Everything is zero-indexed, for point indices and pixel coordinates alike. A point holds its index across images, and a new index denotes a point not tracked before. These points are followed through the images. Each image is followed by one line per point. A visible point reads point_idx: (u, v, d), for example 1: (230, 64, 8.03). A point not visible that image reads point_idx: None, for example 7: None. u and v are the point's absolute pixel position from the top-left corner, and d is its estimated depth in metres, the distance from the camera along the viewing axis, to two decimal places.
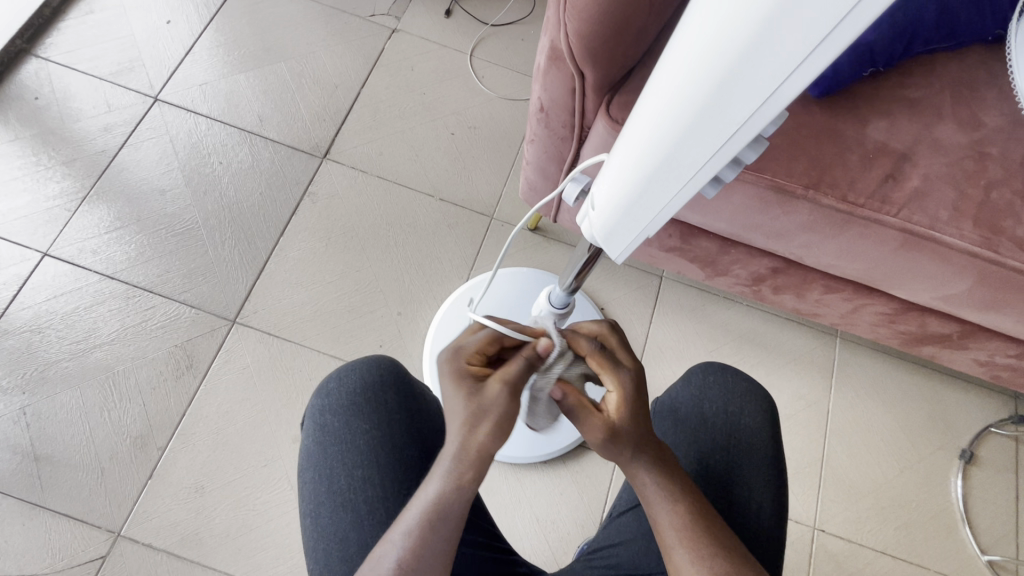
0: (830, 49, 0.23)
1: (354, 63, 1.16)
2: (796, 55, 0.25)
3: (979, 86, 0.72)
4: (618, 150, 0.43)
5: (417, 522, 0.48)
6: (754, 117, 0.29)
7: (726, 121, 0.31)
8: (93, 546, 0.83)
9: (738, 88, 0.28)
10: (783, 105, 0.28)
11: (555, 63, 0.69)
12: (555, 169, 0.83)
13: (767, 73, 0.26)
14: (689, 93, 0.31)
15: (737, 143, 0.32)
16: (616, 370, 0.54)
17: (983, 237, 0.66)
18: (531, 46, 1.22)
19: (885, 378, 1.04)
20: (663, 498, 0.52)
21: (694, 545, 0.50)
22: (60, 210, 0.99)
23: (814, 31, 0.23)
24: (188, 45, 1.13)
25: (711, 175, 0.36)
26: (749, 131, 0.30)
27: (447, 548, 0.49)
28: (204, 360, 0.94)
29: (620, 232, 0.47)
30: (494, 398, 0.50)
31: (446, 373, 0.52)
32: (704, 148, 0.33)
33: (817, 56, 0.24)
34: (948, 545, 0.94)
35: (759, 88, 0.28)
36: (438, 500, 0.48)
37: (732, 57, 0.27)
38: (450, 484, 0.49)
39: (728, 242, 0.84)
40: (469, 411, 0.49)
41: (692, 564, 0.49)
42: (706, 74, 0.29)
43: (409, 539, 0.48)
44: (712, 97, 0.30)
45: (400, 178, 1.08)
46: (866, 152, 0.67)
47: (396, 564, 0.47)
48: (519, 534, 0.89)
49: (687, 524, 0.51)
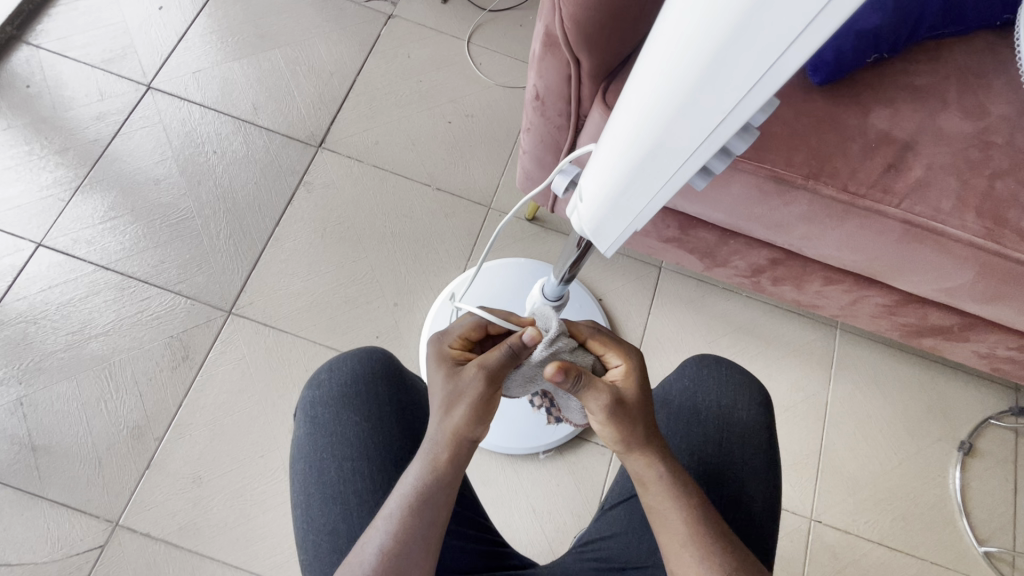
0: (817, 33, 0.23)
1: (350, 50, 1.15)
2: (782, 39, 0.24)
3: (985, 73, 0.70)
4: (605, 140, 0.42)
5: (399, 507, 0.50)
6: (740, 106, 0.28)
7: (712, 109, 0.30)
8: (92, 535, 0.84)
9: (723, 75, 0.27)
10: (770, 95, 0.27)
11: (551, 50, 0.67)
12: (551, 159, 0.82)
13: (752, 59, 0.26)
14: (674, 80, 0.30)
15: (724, 132, 0.31)
16: (624, 343, 0.56)
17: (987, 228, 0.65)
18: (529, 32, 1.20)
19: (884, 369, 1.03)
20: (670, 496, 0.52)
21: (704, 544, 0.51)
22: (54, 200, 0.99)
23: (800, 17, 0.22)
24: (181, 32, 1.12)
25: (699, 166, 0.35)
26: (737, 120, 0.30)
27: (431, 536, 0.50)
28: (200, 351, 0.94)
29: (608, 224, 0.46)
30: (470, 379, 0.51)
31: (431, 359, 0.55)
32: (692, 137, 0.32)
33: (803, 43, 0.23)
34: (945, 536, 0.94)
35: (745, 75, 0.27)
36: (418, 484, 0.51)
37: (716, 42, 0.26)
38: (429, 465, 0.51)
39: (727, 232, 0.83)
40: (449, 391, 0.52)
41: (697, 564, 0.51)
42: (691, 59, 0.28)
43: (391, 524, 0.49)
44: (697, 84, 0.29)
45: (397, 167, 1.07)
46: (869, 141, 0.66)
47: (379, 548, 0.49)
48: (515, 525, 0.89)
49: (698, 524, 0.52)
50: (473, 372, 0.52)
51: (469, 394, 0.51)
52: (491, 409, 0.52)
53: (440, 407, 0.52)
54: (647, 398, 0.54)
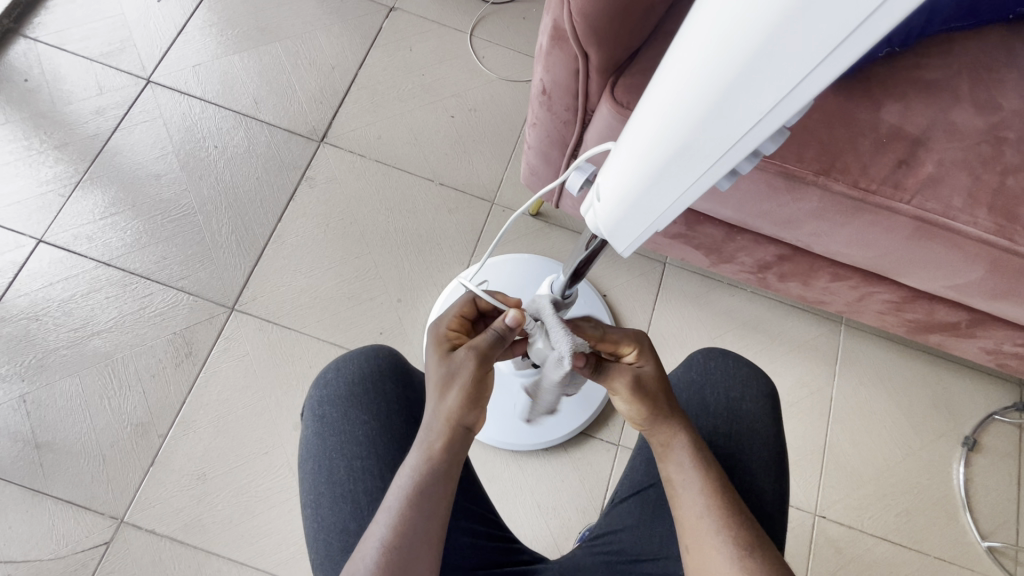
0: (871, 31, 0.22)
1: (352, 43, 1.13)
2: (831, 38, 0.23)
3: (998, 68, 0.70)
4: (626, 139, 0.41)
5: (401, 498, 0.50)
6: (778, 106, 0.28)
7: (747, 109, 0.29)
8: (97, 532, 0.84)
9: (762, 75, 0.27)
10: (811, 95, 0.26)
11: (558, 44, 0.66)
12: (557, 154, 0.81)
13: (796, 59, 0.25)
14: (707, 78, 0.30)
15: (758, 134, 0.30)
16: (629, 334, 0.55)
17: (998, 225, 0.65)
18: (533, 25, 1.19)
19: (888, 364, 1.03)
20: (687, 467, 0.53)
21: (720, 516, 0.50)
22: (54, 195, 0.98)
23: (853, 15, 0.21)
24: (180, 25, 1.10)
25: (729, 167, 0.34)
26: (773, 122, 0.29)
27: (430, 528, 0.50)
28: (203, 347, 0.93)
29: (627, 225, 0.45)
30: (461, 361, 0.52)
31: (430, 343, 0.56)
32: (723, 138, 0.32)
33: (853, 41, 0.22)
34: (949, 530, 0.94)
35: (786, 76, 0.26)
36: (418, 474, 0.50)
37: (757, 39, 0.26)
38: (426, 455, 0.51)
39: (734, 228, 0.82)
40: (441, 374, 0.52)
41: (711, 539, 0.50)
42: (728, 59, 0.28)
43: (393, 516, 0.49)
44: (733, 82, 0.28)
45: (399, 163, 1.06)
46: (880, 137, 0.65)
47: (382, 540, 0.48)
48: (521, 521, 0.89)
49: (716, 495, 0.52)
50: (464, 355, 0.52)
51: (460, 378, 0.52)
52: (484, 394, 0.53)
53: (433, 395, 0.52)
54: (662, 382, 0.55)
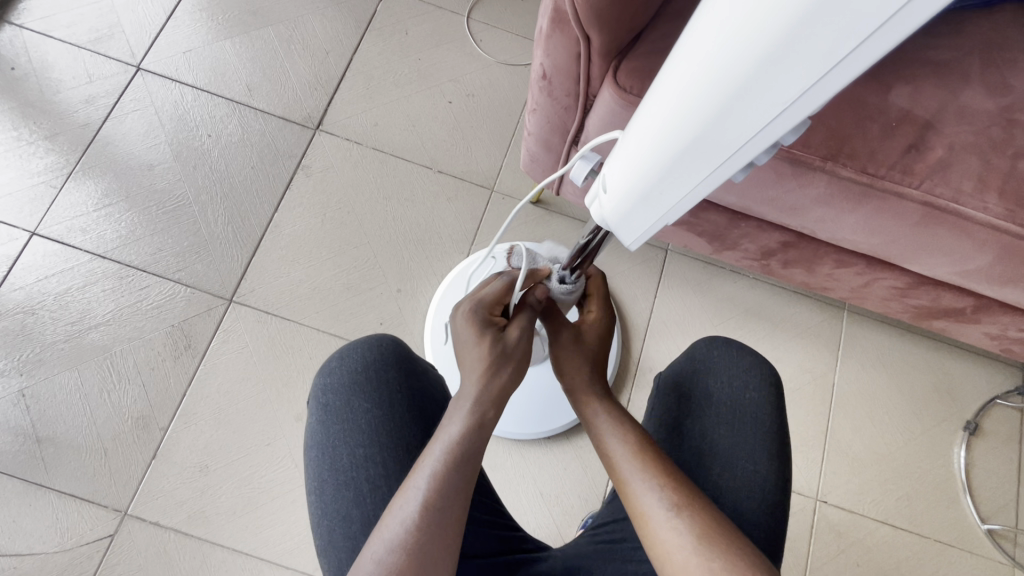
0: (916, 16, 0.21)
1: (345, 28, 1.11)
2: (870, 23, 0.22)
3: (1010, 48, 0.68)
4: (633, 130, 0.40)
5: (441, 461, 0.50)
6: (804, 97, 0.26)
7: (769, 102, 0.28)
8: (101, 525, 0.84)
9: (789, 64, 0.25)
10: (844, 83, 0.25)
11: (559, 27, 0.64)
12: (558, 141, 0.80)
13: (828, 47, 0.24)
14: (723, 65, 0.29)
15: (782, 125, 0.29)
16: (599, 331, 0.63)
17: (1008, 210, 0.63)
18: (531, 6, 1.16)
19: (891, 350, 1.02)
20: (613, 429, 0.57)
21: (643, 468, 0.53)
22: (45, 186, 0.96)
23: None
24: (169, 10, 1.07)
25: (747, 160, 0.33)
26: (796, 114, 0.28)
27: (466, 488, 0.51)
28: (202, 340, 0.92)
29: (635, 219, 0.44)
30: (515, 340, 0.56)
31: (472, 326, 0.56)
32: (742, 130, 0.30)
33: (899, 22, 0.21)
34: (948, 513, 0.95)
35: (816, 66, 0.25)
36: (460, 439, 0.52)
37: (782, 25, 0.24)
38: (474, 423, 0.52)
39: (738, 215, 0.81)
40: (496, 351, 0.55)
41: (643, 485, 0.52)
42: (749, 45, 0.27)
43: (435, 479, 0.49)
44: (754, 71, 0.27)
45: (397, 151, 1.04)
46: (889, 121, 0.63)
47: (422, 502, 0.49)
48: (523, 508, 0.90)
49: (636, 454, 0.54)
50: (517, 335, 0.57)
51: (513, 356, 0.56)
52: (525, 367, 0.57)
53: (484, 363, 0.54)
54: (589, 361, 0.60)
